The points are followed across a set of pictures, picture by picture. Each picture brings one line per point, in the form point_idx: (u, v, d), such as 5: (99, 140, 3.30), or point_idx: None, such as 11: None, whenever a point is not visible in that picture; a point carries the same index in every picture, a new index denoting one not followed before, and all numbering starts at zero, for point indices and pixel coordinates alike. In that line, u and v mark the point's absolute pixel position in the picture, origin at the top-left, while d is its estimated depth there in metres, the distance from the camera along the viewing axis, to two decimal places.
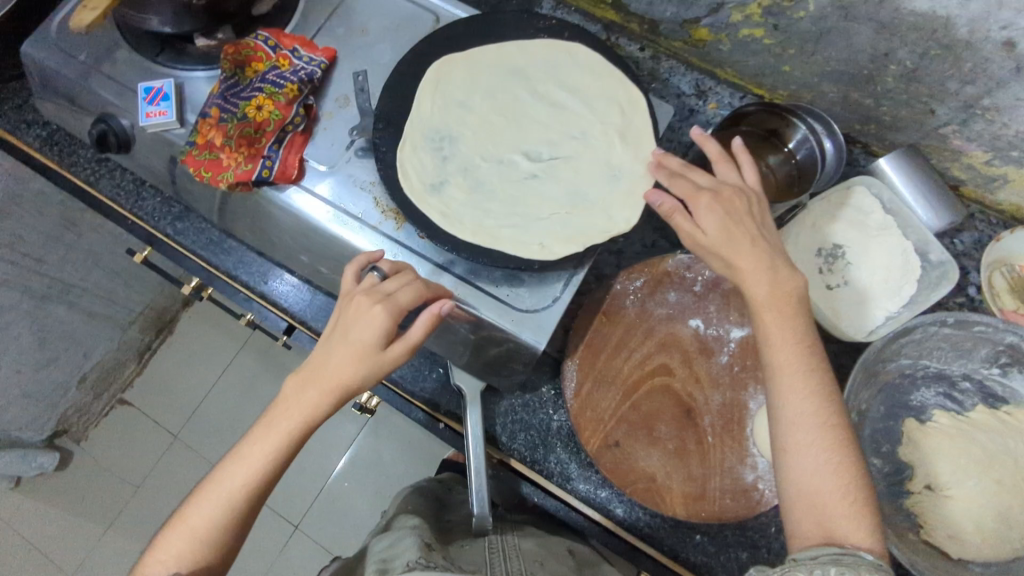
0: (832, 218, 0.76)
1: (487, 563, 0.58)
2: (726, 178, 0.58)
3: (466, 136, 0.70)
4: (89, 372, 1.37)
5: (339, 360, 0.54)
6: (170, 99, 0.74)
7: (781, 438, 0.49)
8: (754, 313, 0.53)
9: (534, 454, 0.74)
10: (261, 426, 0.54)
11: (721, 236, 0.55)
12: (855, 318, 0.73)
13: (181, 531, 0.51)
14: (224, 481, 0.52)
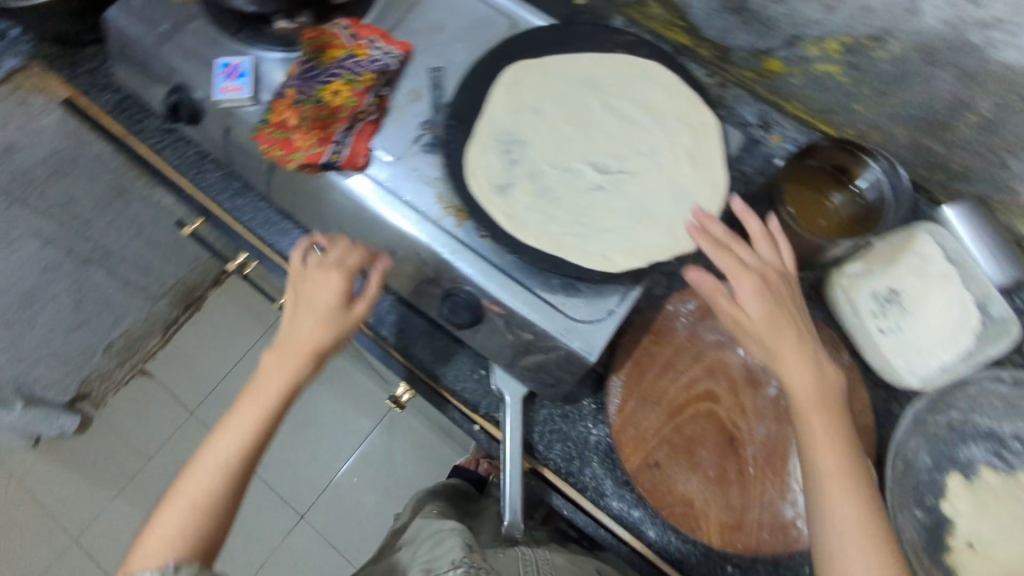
0: (891, 261, 0.74)
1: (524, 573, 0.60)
2: (769, 258, 0.61)
3: (535, 141, 0.69)
4: (116, 342, 1.27)
5: (309, 328, 0.61)
6: (246, 76, 0.75)
7: (825, 537, 0.53)
8: (799, 409, 0.56)
9: (569, 466, 0.73)
10: (243, 405, 0.59)
11: (768, 326, 0.57)
12: (910, 365, 0.72)
13: (176, 508, 0.55)
14: (213, 458, 0.57)
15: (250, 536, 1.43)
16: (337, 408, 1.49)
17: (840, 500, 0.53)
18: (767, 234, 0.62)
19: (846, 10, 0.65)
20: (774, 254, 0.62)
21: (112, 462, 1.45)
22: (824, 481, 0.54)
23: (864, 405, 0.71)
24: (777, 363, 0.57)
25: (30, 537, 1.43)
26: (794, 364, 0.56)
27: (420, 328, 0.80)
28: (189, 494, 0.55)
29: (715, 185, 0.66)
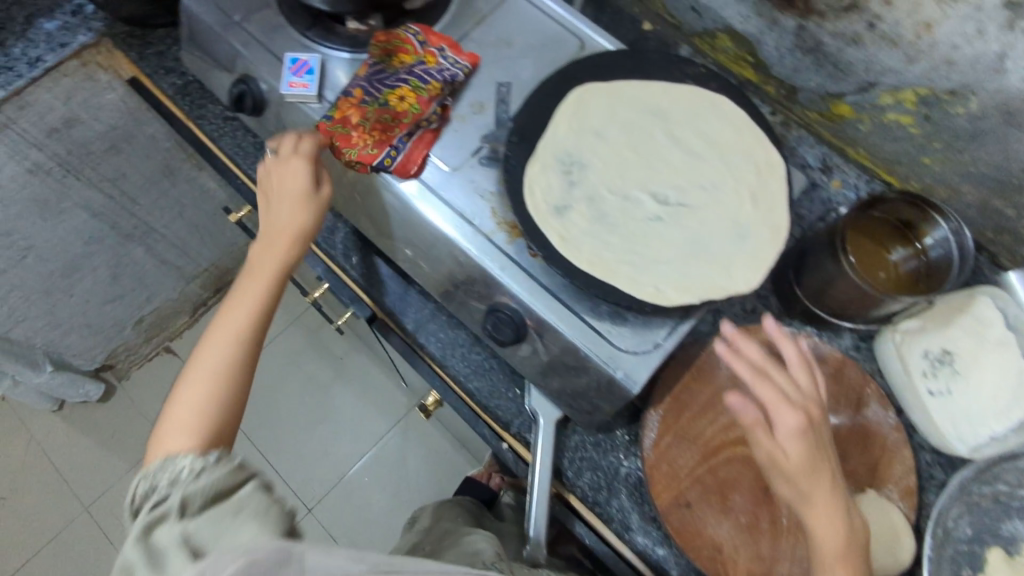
0: (946, 322, 0.72)
1: None
2: (807, 389, 0.60)
3: (596, 166, 0.69)
4: (146, 316, 1.46)
5: (289, 214, 0.68)
6: (314, 73, 0.75)
7: None
8: (823, 560, 0.56)
9: (597, 495, 0.72)
10: (236, 294, 0.64)
11: (808, 467, 0.56)
12: (958, 431, 0.69)
13: (189, 392, 0.58)
14: (222, 343, 0.60)
15: None
16: (354, 405, 1.51)
17: None
18: (805, 362, 0.61)
19: (931, 60, 0.65)
20: (812, 387, 0.60)
21: (127, 432, 1.51)
22: None
23: (907, 467, 0.69)
24: (808, 505, 0.57)
25: (43, 501, 1.44)
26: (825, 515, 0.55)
27: (461, 341, 0.80)
28: (201, 378, 0.59)
29: (777, 228, 0.65)
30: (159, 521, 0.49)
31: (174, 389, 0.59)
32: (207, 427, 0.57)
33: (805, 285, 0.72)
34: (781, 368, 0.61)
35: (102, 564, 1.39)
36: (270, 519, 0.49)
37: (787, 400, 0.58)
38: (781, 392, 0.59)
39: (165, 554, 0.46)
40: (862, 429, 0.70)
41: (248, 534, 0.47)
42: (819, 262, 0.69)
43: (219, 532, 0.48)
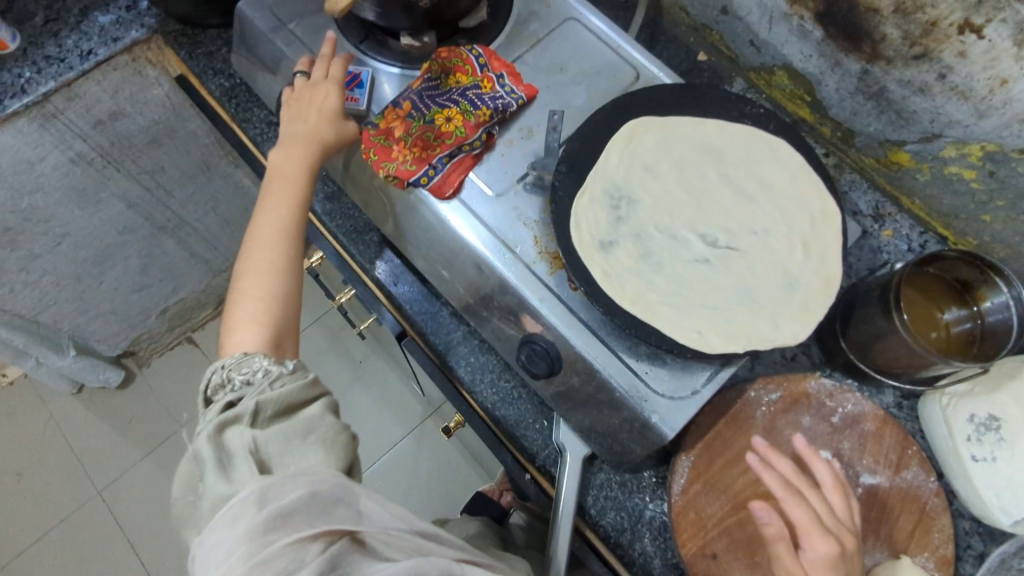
0: (993, 388, 0.70)
1: None
2: (841, 516, 0.59)
3: (644, 203, 0.69)
4: (171, 306, 1.47)
5: (318, 128, 0.72)
6: (364, 86, 0.74)
7: None
8: None
9: (619, 536, 0.70)
10: (272, 204, 0.69)
11: None
12: (1001, 503, 0.66)
13: (247, 293, 0.64)
14: (270, 249, 0.67)
15: None
16: (371, 409, 1.51)
17: None
18: (840, 487, 0.60)
19: (1002, 117, 0.64)
20: (846, 514, 0.60)
21: (144, 420, 1.51)
22: None
23: (946, 535, 0.66)
24: None
25: (57, 482, 1.45)
26: None
27: (490, 366, 0.79)
28: (256, 285, 0.64)
29: (827, 280, 0.64)
30: (231, 422, 0.52)
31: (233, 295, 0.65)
32: (269, 326, 0.63)
33: (852, 338, 0.71)
34: (815, 489, 0.61)
35: (107, 551, 1.39)
36: (335, 451, 0.51)
37: (820, 525, 0.58)
38: (817, 518, 0.58)
39: (237, 460, 0.49)
40: (901, 493, 0.67)
41: (315, 460, 0.50)
42: (869, 314, 0.68)
43: (291, 449, 0.50)
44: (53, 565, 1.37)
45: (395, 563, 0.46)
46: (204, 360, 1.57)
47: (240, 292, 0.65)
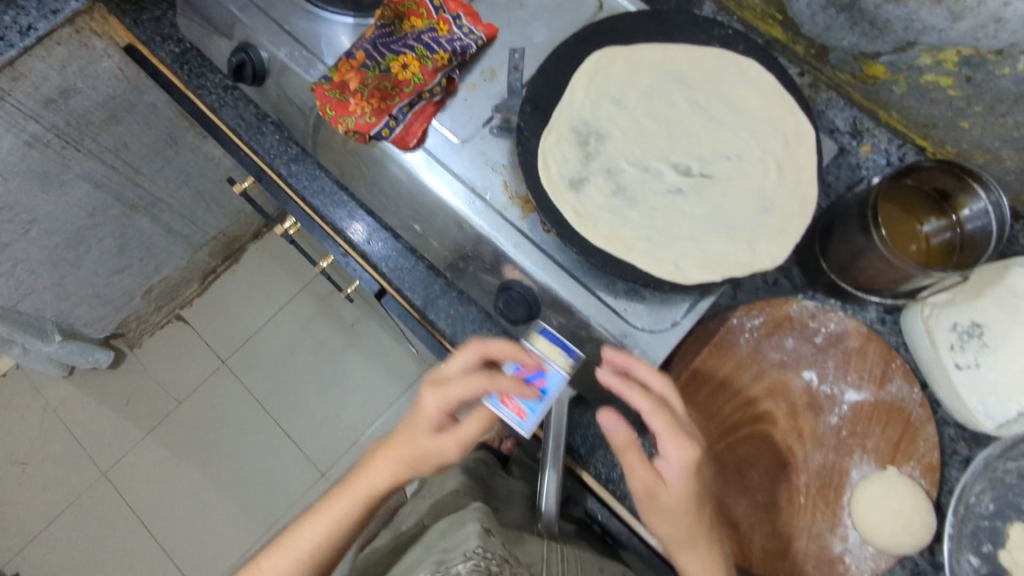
0: (976, 293, 0.70)
1: (542, 559, 0.61)
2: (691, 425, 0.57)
3: (614, 136, 0.67)
4: (155, 285, 1.46)
5: (426, 443, 0.59)
6: (546, 393, 0.60)
7: None
8: None
9: (611, 473, 0.72)
10: (337, 492, 0.65)
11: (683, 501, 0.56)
12: (985, 408, 0.67)
13: (270, 562, 0.64)
14: (302, 535, 0.64)
15: (272, 488, 1.45)
16: (365, 371, 1.51)
17: None
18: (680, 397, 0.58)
19: (978, 17, 0.62)
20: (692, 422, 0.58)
21: (141, 399, 1.52)
22: None
23: (930, 444, 0.67)
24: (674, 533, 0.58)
25: (62, 466, 1.47)
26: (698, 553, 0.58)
27: (472, 317, 0.78)
28: (275, 565, 0.64)
29: (804, 200, 0.63)
30: None
31: (266, 547, 0.66)
32: None
33: (831, 258, 0.70)
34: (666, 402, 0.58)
35: (123, 526, 1.43)
36: None
37: (677, 431, 0.55)
38: (671, 421, 0.55)
39: None
40: (885, 404, 0.68)
41: None
42: (847, 232, 0.67)
43: None
44: (70, 544, 1.42)
45: None
46: (194, 336, 1.56)
47: (278, 538, 0.66)
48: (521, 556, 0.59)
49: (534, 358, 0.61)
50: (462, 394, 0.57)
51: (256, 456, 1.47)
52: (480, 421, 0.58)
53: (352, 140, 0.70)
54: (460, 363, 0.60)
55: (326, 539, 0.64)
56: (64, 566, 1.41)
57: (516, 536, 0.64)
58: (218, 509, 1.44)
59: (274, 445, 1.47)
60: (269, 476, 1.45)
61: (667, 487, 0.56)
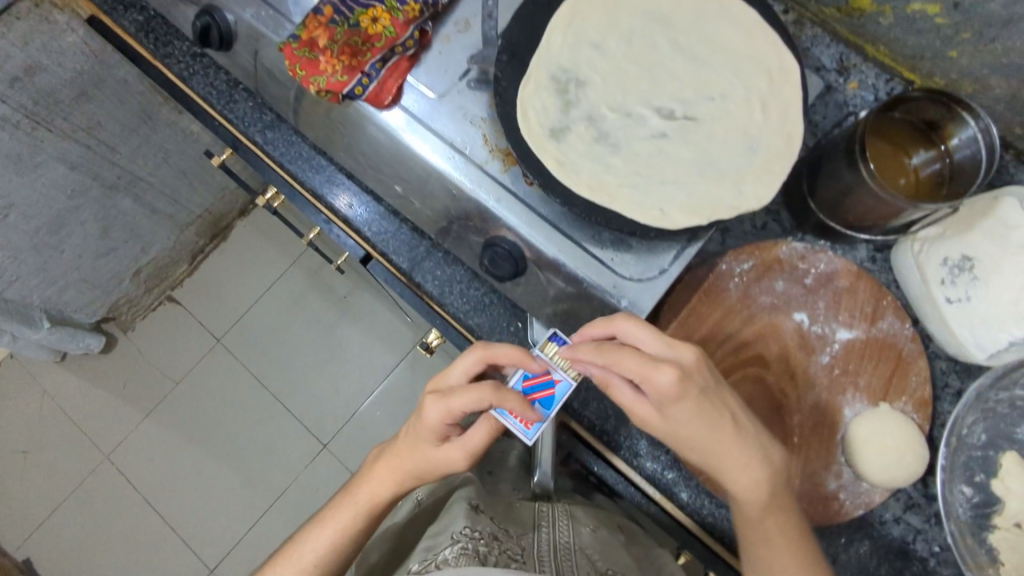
0: (968, 226, 0.69)
1: (532, 524, 0.65)
2: (668, 354, 0.55)
3: (594, 83, 0.66)
4: (144, 267, 1.44)
5: (433, 453, 0.59)
6: (552, 406, 0.59)
7: None
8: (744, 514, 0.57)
9: (604, 424, 0.74)
10: (340, 501, 0.63)
11: (685, 427, 0.56)
12: (976, 339, 0.68)
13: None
14: (305, 545, 0.63)
15: (274, 462, 1.46)
16: (361, 343, 1.51)
17: None
18: (650, 329, 0.56)
19: None
20: (671, 349, 0.55)
21: (138, 382, 1.52)
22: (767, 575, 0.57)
23: (923, 378, 0.67)
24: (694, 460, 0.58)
25: (64, 452, 1.48)
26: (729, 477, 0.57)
27: (458, 278, 0.78)
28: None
29: (790, 137, 0.62)
30: None
31: (270, 559, 0.65)
32: None
33: (820, 197, 0.69)
34: (637, 339, 0.56)
35: (130, 507, 1.45)
36: None
37: (651, 366, 0.54)
38: (640, 356, 0.54)
39: None
40: (874, 342, 0.68)
41: None
42: (835, 169, 0.66)
43: None
44: (79, 526, 1.44)
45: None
46: (187, 317, 1.55)
47: (281, 551, 0.64)
48: (510, 528, 0.63)
49: (540, 364, 0.60)
50: (465, 405, 0.56)
51: (257, 432, 1.48)
52: (486, 433, 0.57)
53: (325, 100, 0.68)
54: (464, 373, 0.59)
55: (330, 550, 0.62)
56: (75, 548, 1.43)
57: (507, 509, 0.68)
58: (222, 485, 1.45)
59: (274, 419, 1.48)
60: (272, 450, 1.47)
61: (672, 417, 0.55)
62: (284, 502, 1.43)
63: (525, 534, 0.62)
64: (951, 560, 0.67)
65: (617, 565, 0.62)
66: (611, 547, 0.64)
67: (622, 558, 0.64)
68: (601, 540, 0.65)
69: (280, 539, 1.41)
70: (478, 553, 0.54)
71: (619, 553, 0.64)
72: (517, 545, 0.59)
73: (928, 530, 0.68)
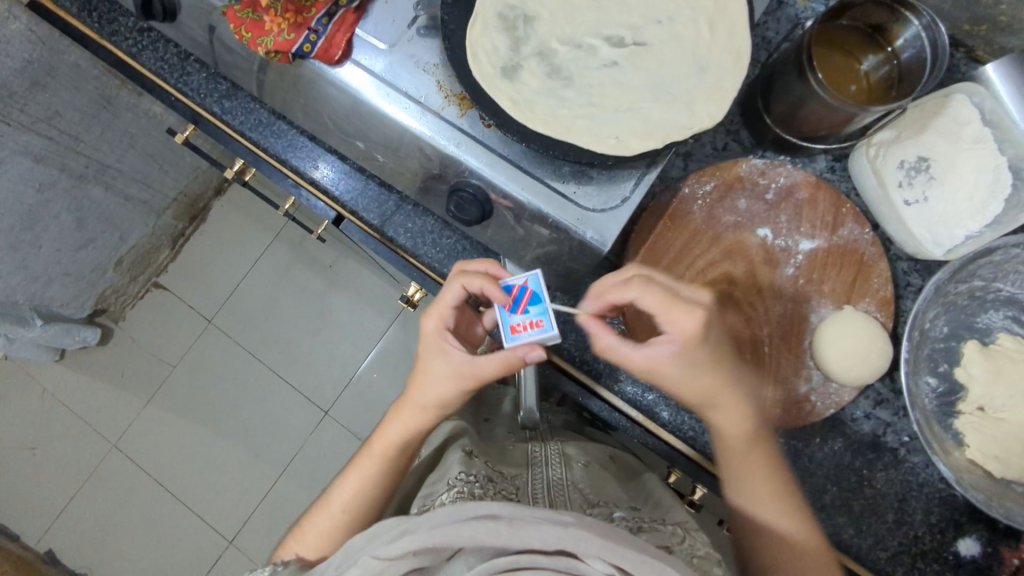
0: (921, 127, 0.71)
1: (525, 466, 0.66)
2: (691, 296, 0.58)
3: (542, 17, 0.66)
4: (126, 255, 1.45)
5: (432, 363, 0.62)
6: (540, 301, 0.59)
7: (767, 557, 0.61)
8: (738, 445, 0.62)
9: (584, 354, 0.77)
10: (366, 449, 0.67)
11: (697, 369, 0.58)
12: (934, 236, 0.70)
13: (311, 525, 0.66)
14: (336, 495, 0.66)
15: (278, 432, 1.50)
16: (352, 310, 1.53)
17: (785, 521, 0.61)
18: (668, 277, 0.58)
19: None
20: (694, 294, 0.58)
21: (135, 370, 1.54)
22: (758, 502, 0.62)
23: (884, 279, 0.70)
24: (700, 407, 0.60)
25: (72, 445, 1.50)
26: (730, 414, 0.61)
27: (429, 229, 0.80)
28: (312, 532, 0.65)
29: (739, 54, 0.63)
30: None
31: (306, 515, 0.68)
32: (312, 550, 0.64)
33: (775, 112, 0.70)
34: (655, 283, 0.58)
35: (145, 489, 1.49)
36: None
37: (675, 300, 0.56)
38: (662, 292, 0.56)
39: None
40: (835, 250, 0.70)
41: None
42: (786, 83, 0.66)
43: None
44: (97, 513, 1.48)
45: (545, 541, 0.42)
46: (174, 301, 1.55)
47: (317, 507, 0.67)
48: (506, 471, 0.64)
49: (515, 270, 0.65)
50: (453, 300, 0.61)
51: (260, 406, 1.51)
52: (494, 359, 0.59)
53: (275, 63, 0.68)
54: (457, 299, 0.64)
55: (358, 497, 0.65)
56: (97, 534, 1.47)
57: (502, 452, 0.69)
58: (230, 460, 1.49)
59: (274, 391, 1.51)
60: (276, 421, 1.50)
61: (688, 359, 0.57)
62: (293, 469, 1.48)
63: (521, 475, 0.64)
64: (919, 447, 0.71)
65: (610, 495, 0.63)
66: (604, 480, 0.65)
67: (616, 489, 0.65)
68: (594, 476, 0.66)
69: (294, 504, 1.46)
70: (472, 495, 0.55)
71: (612, 484, 0.65)
72: (512, 486, 0.60)
73: (897, 422, 0.72)
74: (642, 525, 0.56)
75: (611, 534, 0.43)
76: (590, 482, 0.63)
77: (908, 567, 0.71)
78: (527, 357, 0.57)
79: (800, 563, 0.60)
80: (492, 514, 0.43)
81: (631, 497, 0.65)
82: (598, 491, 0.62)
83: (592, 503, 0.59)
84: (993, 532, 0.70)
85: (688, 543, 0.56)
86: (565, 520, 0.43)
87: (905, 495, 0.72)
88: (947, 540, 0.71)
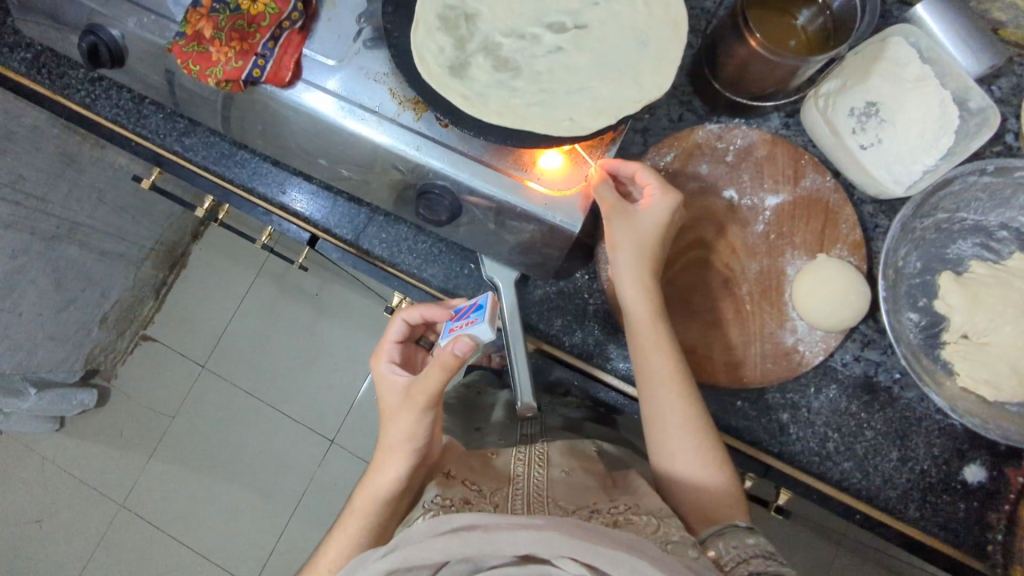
0: (864, 74, 0.73)
1: (509, 477, 0.61)
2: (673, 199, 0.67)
3: (484, 14, 0.67)
4: (109, 312, 1.44)
5: (387, 393, 0.66)
6: (481, 307, 0.61)
7: (670, 448, 0.63)
8: (648, 322, 0.65)
9: (573, 338, 0.77)
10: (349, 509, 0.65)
11: (649, 243, 0.66)
12: (893, 175, 0.72)
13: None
14: (323, 558, 0.64)
15: (285, 469, 1.49)
16: (343, 335, 1.52)
17: (691, 444, 0.63)
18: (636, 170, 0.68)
19: None
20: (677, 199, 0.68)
21: (134, 427, 1.52)
22: (661, 385, 0.64)
23: (852, 223, 0.71)
24: (621, 271, 0.66)
25: (79, 511, 1.48)
26: (639, 293, 0.65)
27: (404, 236, 0.81)
28: None
29: (677, 22, 0.64)
30: None
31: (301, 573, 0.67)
32: None
33: (721, 77, 0.71)
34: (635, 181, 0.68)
35: (159, 545, 1.47)
36: None
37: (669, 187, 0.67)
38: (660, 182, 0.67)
39: None
40: (801, 200, 0.72)
41: None
42: (727, 47, 0.67)
43: None
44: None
45: (520, 548, 0.43)
46: (166, 352, 1.55)
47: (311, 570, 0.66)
48: (483, 485, 0.59)
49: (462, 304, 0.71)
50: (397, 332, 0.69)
51: (263, 445, 1.50)
52: (438, 375, 0.59)
53: (226, 92, 0.69)
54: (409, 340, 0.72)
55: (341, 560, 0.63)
56: None
57: (480, 465, 0.63)
58: (240, 504, 1.48)
59: (276, 427, 1.51)
60: (283, 457, 1.49)
61: (642, 223, 0.65)
62: (305, 503, 1.47)
63: (499, 490, 0.59)
64: (911, 383, 0.72)
65: (588, 498, 0.59)
66: (585, 483, 0.61)
67: (595, 489, 0.61)
68: (575, 482, 0.62)
69: (312, 539, 1.45)
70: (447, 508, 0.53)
71: (592, 485, 0.61)
72: (490, 503, 0.56)
73: (886, 360, 0.73)
74: (617, 518, 0.56)
75: (583, 535, 0.44)
76: (568, 491, 0.59)
77: (919, 502, 0.72)
78: (455, 351, 0.57)
79: (691, 455, 0.63)
80: (467, 523, 0.45)
81: (607, 490, 0.61)
82: (575, 499, 0.58)
83: (572, 512, 0.56)
84: (996, 456, 0.71)
85: (661, 531, 0.55)
86: (536, 524, 0.44)
87: (906, 431, 0.72)
88: (954, 470, 0.71)
